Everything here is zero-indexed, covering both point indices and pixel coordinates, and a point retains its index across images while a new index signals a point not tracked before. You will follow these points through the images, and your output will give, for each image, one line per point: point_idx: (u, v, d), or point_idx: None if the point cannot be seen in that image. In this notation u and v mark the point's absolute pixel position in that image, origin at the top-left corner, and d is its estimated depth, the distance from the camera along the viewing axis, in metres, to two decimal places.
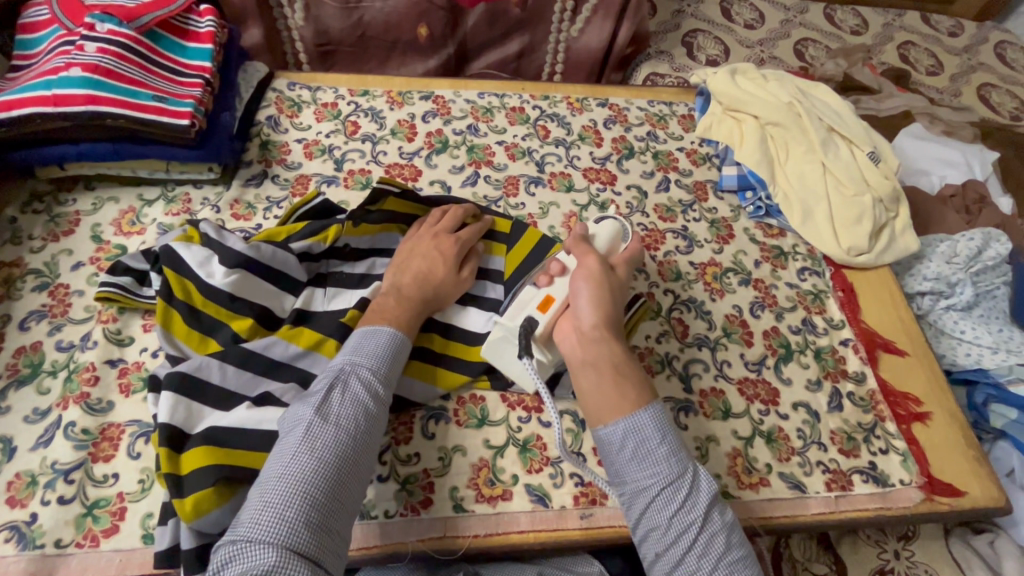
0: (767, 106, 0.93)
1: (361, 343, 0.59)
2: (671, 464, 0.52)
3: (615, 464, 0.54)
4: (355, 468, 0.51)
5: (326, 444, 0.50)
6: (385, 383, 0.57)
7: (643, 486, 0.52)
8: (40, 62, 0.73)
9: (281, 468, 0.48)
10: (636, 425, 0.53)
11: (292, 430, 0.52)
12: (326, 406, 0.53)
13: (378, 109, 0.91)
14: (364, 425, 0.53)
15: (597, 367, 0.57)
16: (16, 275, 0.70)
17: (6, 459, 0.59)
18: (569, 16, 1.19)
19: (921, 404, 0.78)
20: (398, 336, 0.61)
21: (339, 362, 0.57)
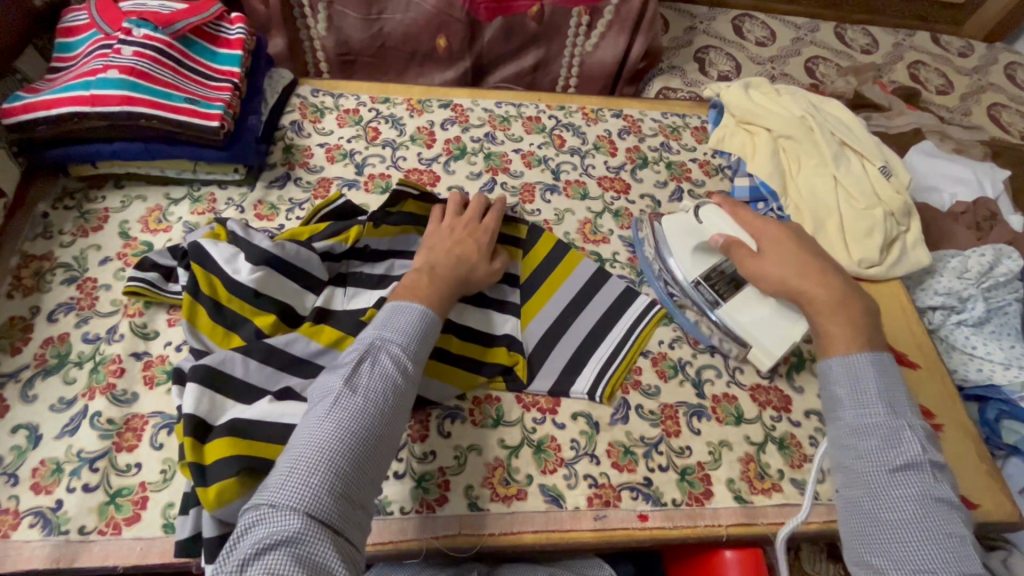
0: (779, 120, 0.95)
1: (393, 317, 0.59)
2: (890, 410, 0.61)
3: (832, 396, 0.64)
4: (381, 439, 0.52)
5: (351, 415, 0.51)
6: (415, 359, 0.58)
7: (855, 423, 0.61)
8: (79, 64, 0.77)
9: (309, 436, 0.50)
10: (857, 370, 0.63)
11: (323, 400, 0.53)
12: (356, 378, 0.54)
13: (398, 117, 0.94)
14: (391, 398, 0.54)
15: (838, 317, 0.66)
16: (46, 269, 0.72)
17: (32, 446, 0.60)
18: (584, 31, 1.22)
19: (933, 416, 0.78)
20: (429, 313, 0.61)
21: (371, 335, 0.58)
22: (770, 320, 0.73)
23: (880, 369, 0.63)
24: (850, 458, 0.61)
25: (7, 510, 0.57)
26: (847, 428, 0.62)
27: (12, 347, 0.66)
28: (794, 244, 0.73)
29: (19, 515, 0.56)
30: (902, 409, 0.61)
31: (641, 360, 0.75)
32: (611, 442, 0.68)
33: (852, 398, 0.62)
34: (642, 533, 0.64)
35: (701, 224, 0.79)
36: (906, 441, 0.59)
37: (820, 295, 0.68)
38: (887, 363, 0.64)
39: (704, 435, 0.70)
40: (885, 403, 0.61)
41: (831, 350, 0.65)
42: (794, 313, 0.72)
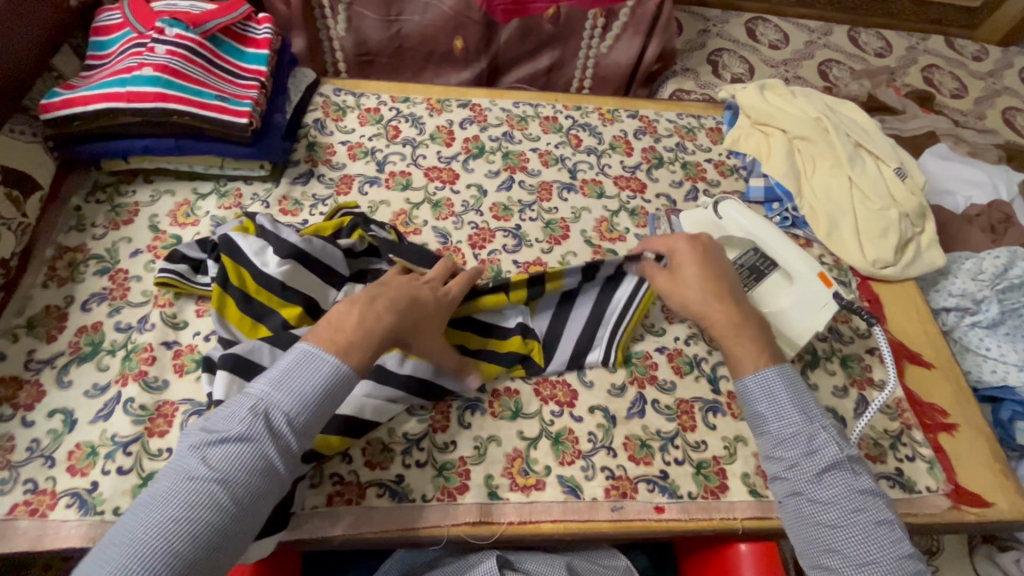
0: (795, 121, 0.96)
1: (290, 374, 0.53)
2: (803, 415, 0.60)
3: (753, 410, 0.62)
4: (234, 528, 0.47)
5: (202, 501, 0.46)
6: (299, 432, 0.51)
7: (781, 433, 0.60)
8: (114, 62, 0.79)
9: (152, 516, 0.45)
10: (767, 381, 0.62)
11: (181, 467, 0.48)
12: (222, 451, 0.48)
13: (418, 115, 0.95)
14: (259, 480, 0.49)
15: (737, 334, 0.66)
16: (79, 260, 0.74)
17: (67, 430, 0.62)
18: (599, 33, 1.24)
19: (948, 415, 0.78)
20: (337, 370, 0.54)
21: (257, 394, 0.51)
22: (795, 303, 0.74)
23: (785, 377, 0.62)
24: (776, 465, 0.60)
25: (44, 490, 0.59)
26: (771, 438, 0.60)
27: (48, 335, 0.68)
28: (693, 264, 0.70)
29: (56, 496, 0.58)
30: (813, 413, 0.60)
31: (657, 356, 0.76)
32: (628, 436, 0.69)
33: (771, 410, 0.61)
34: (658, 524, 0.65)
35: (722, 220, 0.82)
36: (819, 445, 0.58)
37: (723, 317, 0.67)
38: (791, 374, 0.63)
39: (719, 429, 0.71)
40: (797, 411, 0.60)
41: (742, 369, 0.64)
42: (821, 296, 0.73)
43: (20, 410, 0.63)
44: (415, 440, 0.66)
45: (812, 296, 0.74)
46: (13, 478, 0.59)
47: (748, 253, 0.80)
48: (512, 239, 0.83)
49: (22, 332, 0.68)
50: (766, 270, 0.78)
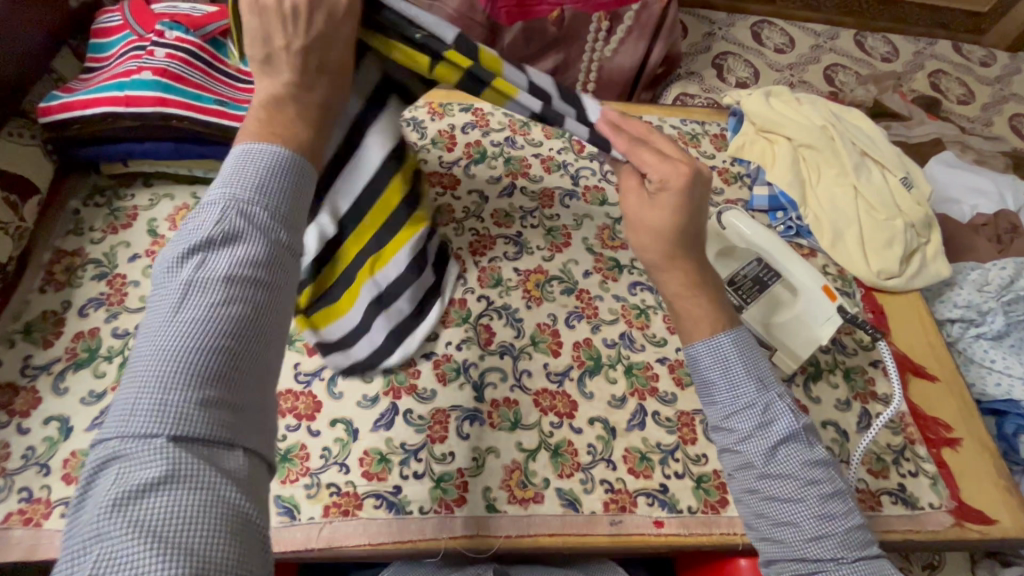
0: (800, 130, 0.95)
1: (245, 168, 0.42)
2: (759, 384, 0.56)
3: (703, 380, 0.58)
4: (241, 397, 0.37)
5: (195, 378, 0.35)
6: (283, 217, 0.43)
7: (734, 404, 0.56)
8: (113, 65, 0.78)
9: (145, 383, 0.35)
10: (719, 349, 0.57)
11: (149, 359, 0.35)
12: (205, 315, 0.37)
13: (419, 120, 0.95)
14: (262, 283, 0.39)
15: (691, 293, 0.58)
16: (76, 264, 0.74)
17: (62, 438, 0.62)
18: (604, 36, 1.23)
19: (952, 430, 0.78)
20: (287, 156, 0.45)
21: (221, 199, 0.40)
22: (799, 316, 0.73)
23: (738, 342, 0.57)
24: (727, 437, 0.57)
25: (39, 499, 0.58)
26: (723, 411, 0.57)
27: (44, 340, 0.68)
28: (680, 195, 0.54)
29: (51, 505, 0.58)
30: (767, 386, 0.56)
31: (658, 367, 0.75)
32: (628, 448, 0.69)
33: (724, 380, 0.57)
34: (657, 539, 0.64)
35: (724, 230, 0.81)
36: (774, 414, 0.55)
37: (680, 277, 0.58)
38: (746, 337, 0.58)
39: None
40: (748, 380, 0.56)
41: (695, 335, 0.58)
42: (824, 308, 0.73)
43: (15, 417, 0.63)
44: (413, 451, 0.66)
45: (816, 307, 0.73)
46: (8, 486, 0.59)
47: (750, 263, 0.77)
48: (513, 246, 0.83)
49: (19, 338, 0.68)
50: (769, 281, 0.76)
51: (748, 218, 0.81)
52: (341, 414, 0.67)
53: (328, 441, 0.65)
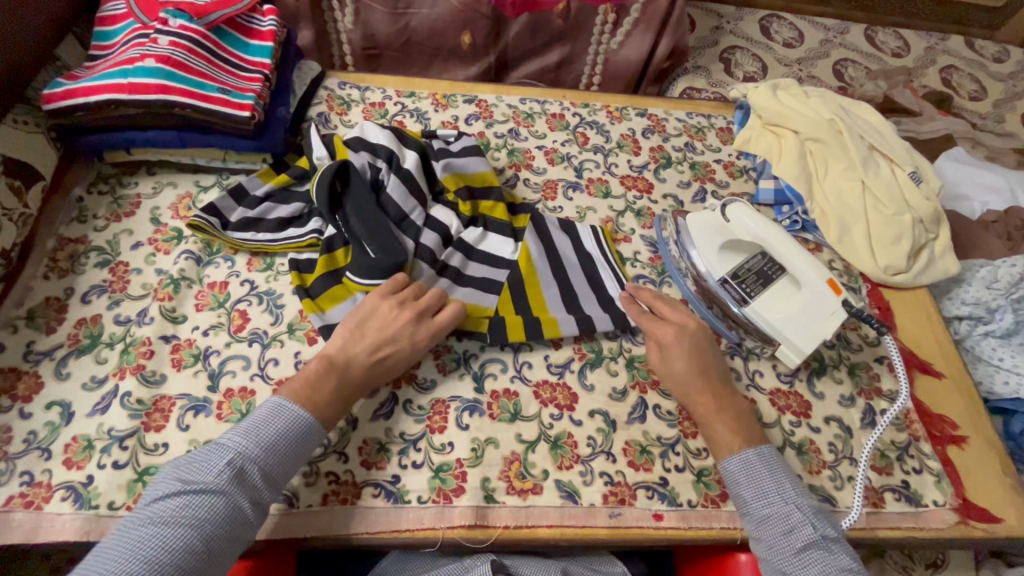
0: (808, 122, 0.93)
1: (259, 430, 0.56)
2: (782, 495, 0.60)
3: (737, 493, 0.62)
4: (212, 562, 0.50)
5: (179, 548, 0.48)
6: (273, 483, 0.56)
7: (763, 513, 0.60)
8: (117, 52, 0.79)
9: (162, 499, 0.51)
10: (747, 463, 0.62)
11: (145, 522, 0.49)
12: (195, 500, 0.51)
13: (423, 110, 0.94)
14: (230, 525, 0.52)
15: (721, 416, 0.65)
16: (80, 252, 0.74)
17: (64, 423, 0.62)
18: (610, 29, 1.22)
19: (958, 428, 0.77)
20: (308, 420, 0.58)
21: (228, 448, 0.54)
22: (803, 312, 0.72)
23: (765, 461, 0.62)
24: (760, 548, 0.59)
25: (40, 483, 0.59)
26: (753, 522, 0.60)
27: (47, 326, 0.68)
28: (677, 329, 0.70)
29: (51, 489, 0.58)
30: (789, 492, 0.60)
31: None
32: (628, 441, 0.68)
33: (751, 491, 0.61)
34: (656, 532, 0.64)
35: (729, 223, 0.78)
36: (796, 523, 0.58)
37: (708, 403, 0.66)
38: (770, 455, 0.63)
39: None
40: (774, 490, 0.60)
41: (724, 450, 0.64)
42: (827, 303, 0.71)
43: (17, 402, 0.63)
44: (412, 441, 0.66)
45: (820, 302, 0.71)
46: (9, 469, 0.59)
47: (755, 257, 0.77)
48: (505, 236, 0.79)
49: (22, 324, 0.68)
50: (773, 275, 0.76)
51: (752, 213, 0.77)
52: None
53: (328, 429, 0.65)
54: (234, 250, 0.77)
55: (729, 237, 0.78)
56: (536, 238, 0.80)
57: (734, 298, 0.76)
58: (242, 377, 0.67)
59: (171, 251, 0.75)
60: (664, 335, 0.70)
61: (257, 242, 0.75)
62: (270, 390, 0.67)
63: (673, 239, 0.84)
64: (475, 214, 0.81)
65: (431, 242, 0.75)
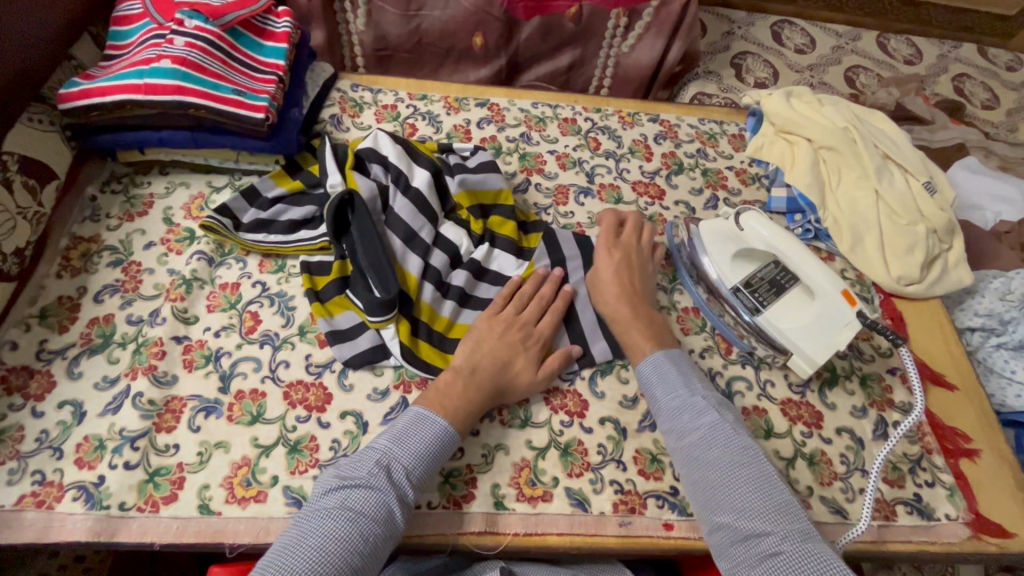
0: (821, 130, 0.93)
1: (406, 434, 0.59)
2: (689, 388, 0.66)
3: (652, 392, 0.68)
4: (370, 560, 0.53)
5: (342, 538, 0.52)
6: (417, 485, 0.58)
7: (677, 404, 0.65)
8: (132, 52, 0.79)
9: (324, 498, 0.55)
10: (658, 367, 0.68)
11: (314, 510, 0.54)
12: (354, 495, 0.55)
13: (435, 114, 0.94)
14: (383, 523, 0.54)
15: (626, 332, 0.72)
16: (93, 251, 0.74)
17: (76, 422, 0.62)
18: (621, 32, 1.22)
19: (970, 440, 0.76)
20: (448, 432, 0.61)
21: (379, 452, 0.58)
22: (816, 322, 0.71)
23: (673, 361, 0.68)
24: (672, 438, 0.64)
25: (51, 482, 0.59)
26: (664, 415, 0.66)
27: (60, 325, 0.68)
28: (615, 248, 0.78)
29: (63, 488, 0.59)
30: (696, 387, 0.66)
31: None
32: (639, 449, 0.68)
33: (662, 386, 0.67)
34: (667, 541, 0.64)
35: (743, 232, 0.77)
36: (703, 409, 0.64)
37: (624, 312, 0.72)
38: (680, 357, 0.69)
39: None
40: (682, 384, 0.66)
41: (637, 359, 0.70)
42: (841, 313, 0.70)
43: (30, 400, 0.63)
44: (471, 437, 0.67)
45: (833, 312, 0.70)
46: (21, 468, 0.59)
47: (768, 265, 0.77)
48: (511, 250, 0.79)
49: (34, 322, 0.68)
50: (787, 284, 0.75)
51: (764, 221, 0.76)
52: (351, 407, 0.67)
53: (338, 433, 0.65)
54: (245, 251, 0.77)
55: (742, 245, 0.78)
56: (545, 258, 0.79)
57: (749, 307, 0.75)
58: (253, 378, 0.67)
59: (183, 251, 0.75)
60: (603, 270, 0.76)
61: (269, 244, 0.75)
62: (281, 392, 0.66)
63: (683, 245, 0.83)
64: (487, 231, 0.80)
65: (442, 263, 0.75)
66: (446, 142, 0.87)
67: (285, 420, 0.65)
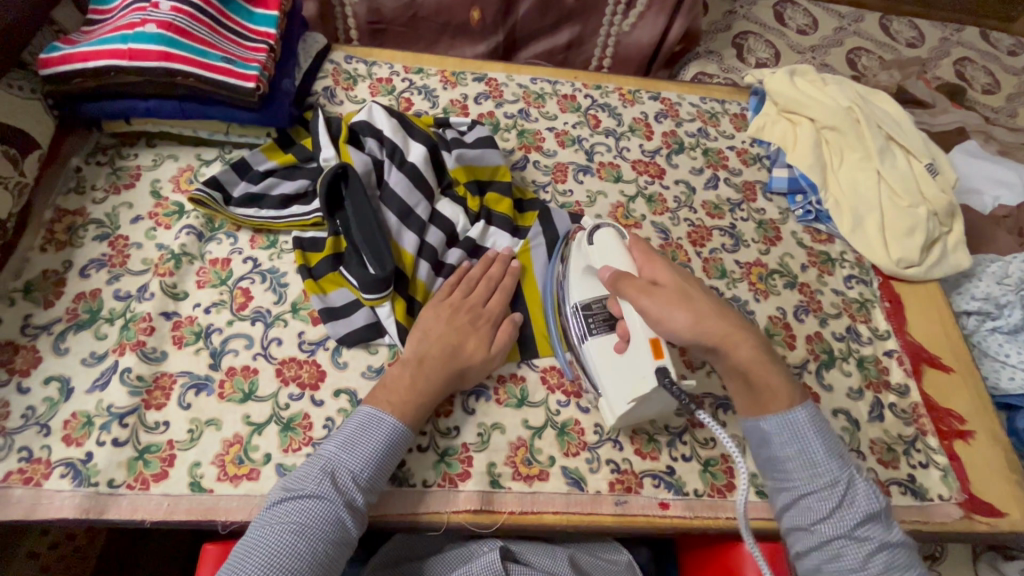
0: (825, 110, 0.91)
1: (351, 438, 0.57)
2: (838, 462, 0.57)
3: (778, 461, 0.58)
4: (323, 569, 0.51)
5: (286, 552, 0.50)
6: (367, 488, 0.56)
7: (807, 482, 0.56)
8: (117, 17, 0.76)
9: (269, 514, 0.53)
10: (794, 423, 0.57)
11: (257, 525, 0.52)
12: (297, 507, 0.52)
13: (431, 88, 0.92)
14: (330, 531, 0.52)
15: (732, 376, 0.60)
16: (78, 224, 0.72)
17: (63, 399, 0.61)
18: (622, 9, 1.19)
19: (965, 423, 0.76)
20: (395, 427, 0.58)
21: (323, 458, 0.56)
22: (620, 374, 0.62)
23: (813, 419, 0.58)
24: (801, 516, 0.56)
25: (38, 459, 0.58)
26: (794, 489, 0.57)
27: (45, 300, 0.66)
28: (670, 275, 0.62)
29: (51, 465, 0.57)
30: (838, 463, 0.57)
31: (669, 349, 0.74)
32: (635, 429, 0.68)
33: (799, 458, 0.57)
34: (663, 520, 0.64)
35: (591, 246, 0.68)
36: (839, 486, 0.55)
37: (745, 352, 0.58)
38: (817, 413, 0.58)
39: (729, 427, 0.70)
40: (821, 461, 0.56)
41: (770, 407, 0.58)
42: (644, 370, 0.58)
43: (15, 375, 0.61)
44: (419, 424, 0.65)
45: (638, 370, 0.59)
46: (8, 445, 0.58)
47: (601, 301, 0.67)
48: (509, 227, 0.77)
49: (18, 297, 0.66)
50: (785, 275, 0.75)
51: (614, 240, 0.67)
52: (345, 385, 0.65)
53: (332, 411, 0.64)
54: (236, 226, 0.75)
55: (588, 264, 0.68)
56: (543, 237, 0.78)
57: (577, 334, 0.67)
58: (245, 355, 0.66)
59: (172, 226, 0.73)
60: (644, 297, 0.59)
61: (260, 219, 0.74)
62: (273, 369, 0.65)
63: (561, 260, 0.74)
64: (484, 205, 0.79)
65: (437, 240, 0.74)
66: (443, 116, 0.86)
67: (278, 398, 0.64)
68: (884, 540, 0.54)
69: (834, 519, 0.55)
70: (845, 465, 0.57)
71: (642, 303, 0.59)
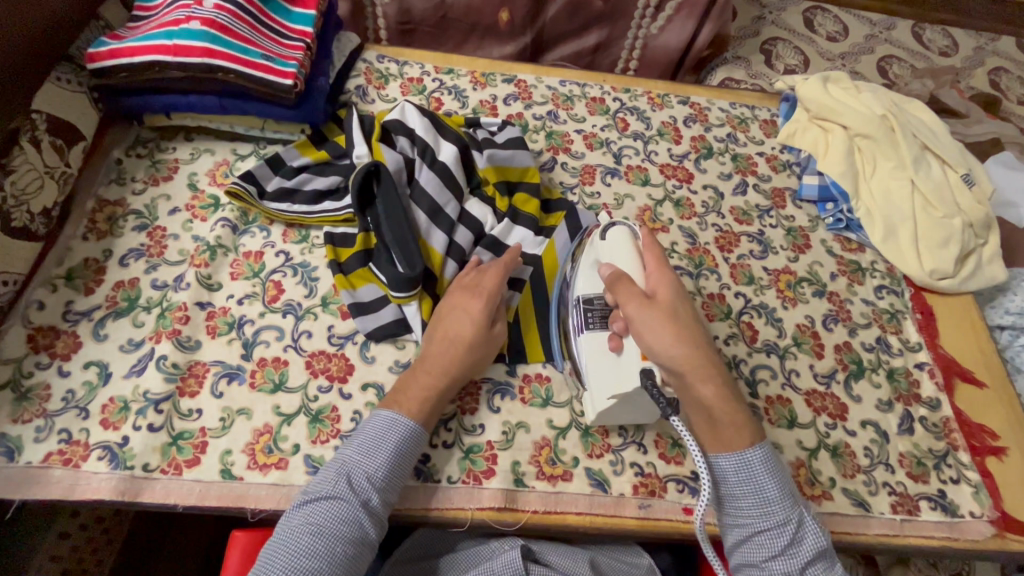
0: (859, 117, 0.90)
1: (367, 439, 0.57)
2: (784, 501, 0.56)
3: (724, 493, 0.58)
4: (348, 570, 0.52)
5: (309, 554, 0.51)
6: (384, 487, 0.56)
7: (750, 525, 0.56)
8: (162, 14, 0.78)
9: (291, 518, 0.53)
10: (748, 462, 0.57)
11: (280, 530, 0.53)
12: (318, 509, 0.53)
13: (461, 88, 0.92)
14: (352, 532, 0.53)
15: (695, 409, 0.58)
16: (118, 214, 0.74)
17: (101, 383, 0.62)
18: (651, 13, 1.19)
19: (998, 439, 0.74)
20: (408, 427, 0.58)
21: (342, 460, 0.56)
22: (608, 371, 0.61)
23: (766, 460, 0.57)
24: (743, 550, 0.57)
25: (77, 441, 0.59)
26: (744, 529, 0.57)
27: (86, 287, 0.68)
28: (674, 297, 0.59)
29: (89, 448, 0.59)
30: (785, 501, 0.56)
31: None
32: (660, 433, 0.68)
33: (748, 496, 0.57)
34: (686, 526, 0.63)
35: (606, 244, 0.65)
36: (780, 528, 0.55)
37: (709, 388, 0.57)
38: (773, 455, 0.58)
39: None
40: (767, 502, 0.56)
41: (721, 442, 0.58)
42: (629, 369, 0.58)
43: (56, 359, 0.63)
44: (443, 419, 0.65)
45: (623, 370, 0.60)
46: (48, 426, 0.60)
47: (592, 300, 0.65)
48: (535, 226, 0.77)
49: (61, 283, 0.68)
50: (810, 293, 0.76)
51: (627, 243, 0.63)
52: (372, 378, 0.66)
53: (360, 405, 0.64)
54: (269, 220, 0.76)
55: (596, 257, 0.66)
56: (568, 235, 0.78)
57: (575, 326, 0.65)
58: (276, 347, 0.67)
59: (208, 218, 0.75)
60: (634, 306, 0.58)
61: (292, 213, 0.75)
62: (303, 361, 0.66)
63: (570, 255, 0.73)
64: (511, 205, 0.79)
65: (466, 240, 0.75)
66: (473, 117, 0.86)
67: (307, 389, 0.65)
68: (820, 552, 0.56)
69: (784, 557, 0.55)
70: (795, 505, 0.57)
71: (632, 312, 0.58)
